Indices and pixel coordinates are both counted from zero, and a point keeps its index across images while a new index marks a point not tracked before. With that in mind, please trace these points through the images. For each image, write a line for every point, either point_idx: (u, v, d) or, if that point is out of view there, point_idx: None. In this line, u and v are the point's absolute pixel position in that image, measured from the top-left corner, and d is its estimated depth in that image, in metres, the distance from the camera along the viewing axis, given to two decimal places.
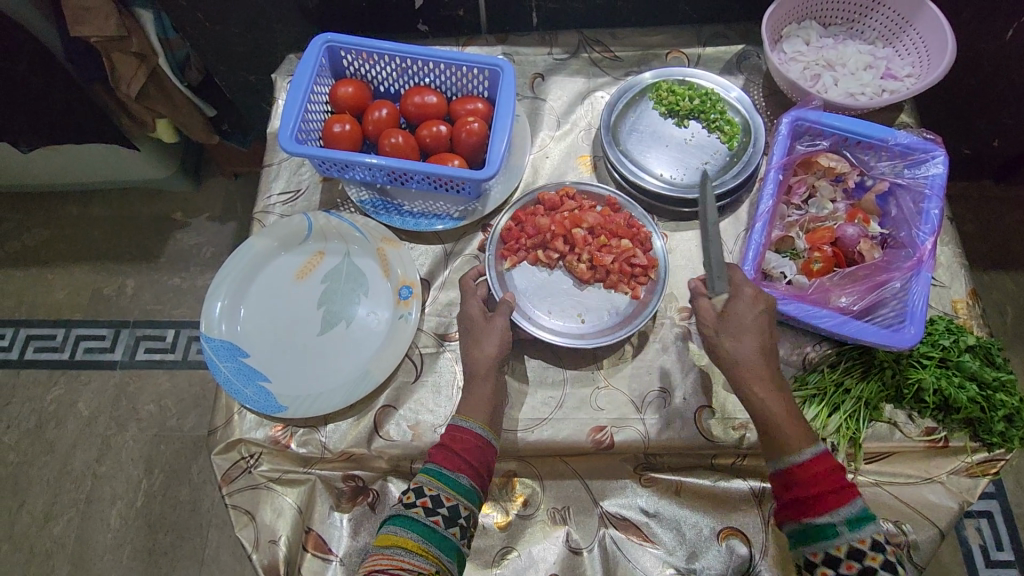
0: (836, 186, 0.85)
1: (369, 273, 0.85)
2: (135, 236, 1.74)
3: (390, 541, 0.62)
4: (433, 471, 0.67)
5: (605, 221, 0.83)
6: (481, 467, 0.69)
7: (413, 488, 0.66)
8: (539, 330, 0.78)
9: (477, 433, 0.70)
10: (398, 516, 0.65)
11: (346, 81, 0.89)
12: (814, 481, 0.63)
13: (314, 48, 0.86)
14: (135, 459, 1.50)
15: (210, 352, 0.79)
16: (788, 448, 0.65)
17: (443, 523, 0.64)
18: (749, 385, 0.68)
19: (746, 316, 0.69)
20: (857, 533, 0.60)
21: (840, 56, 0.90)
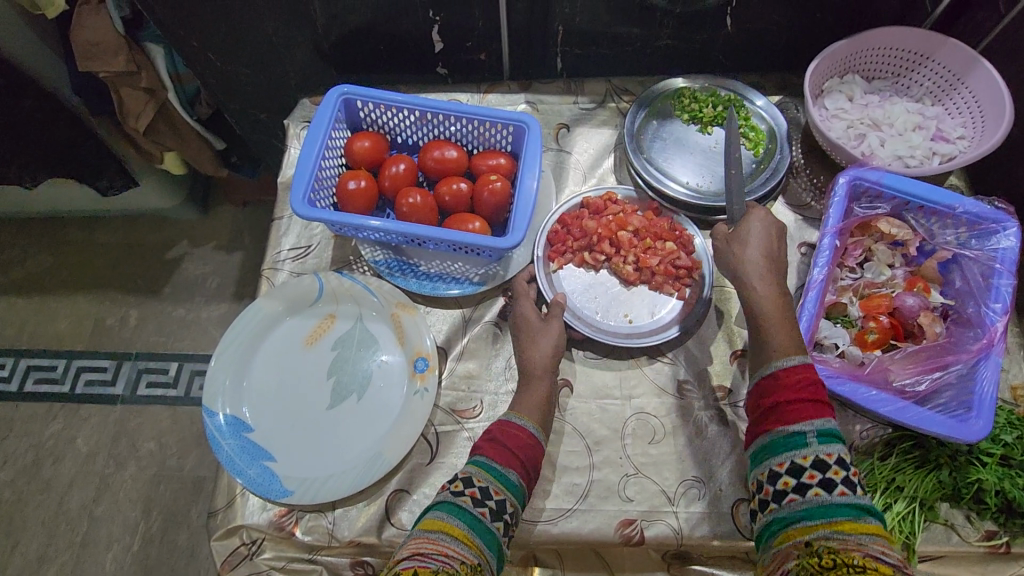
0: (894, 251, 0.77)
1: (383, 340, 0.80)
2: (141, 265, 1.70)
3: (435, 525, 0.56)
4: (482, 463, 0.63)
5: (649, 225, 0.82)
6: (528, 466, 0.65)
7: (460, 476, 0.61)
8: (590, 330, 0.78)
9: (528, 429, 0.67)
10: (442, 502, 0.59)
11: (362, 135, 0.85)
12: (793, 387, 0.61)
13: (330, 100, 0.82)
14: (133, 499, 1.45)
15: (212, 427, 0.74)
16: (774, 354, 0.64)
17: (489, 516, 0.59)
18: (750, 285, 0.69)
19: (757, 227, 0.72)
20: (826, 445, 0.57)
21: (887, 115, 0.85)
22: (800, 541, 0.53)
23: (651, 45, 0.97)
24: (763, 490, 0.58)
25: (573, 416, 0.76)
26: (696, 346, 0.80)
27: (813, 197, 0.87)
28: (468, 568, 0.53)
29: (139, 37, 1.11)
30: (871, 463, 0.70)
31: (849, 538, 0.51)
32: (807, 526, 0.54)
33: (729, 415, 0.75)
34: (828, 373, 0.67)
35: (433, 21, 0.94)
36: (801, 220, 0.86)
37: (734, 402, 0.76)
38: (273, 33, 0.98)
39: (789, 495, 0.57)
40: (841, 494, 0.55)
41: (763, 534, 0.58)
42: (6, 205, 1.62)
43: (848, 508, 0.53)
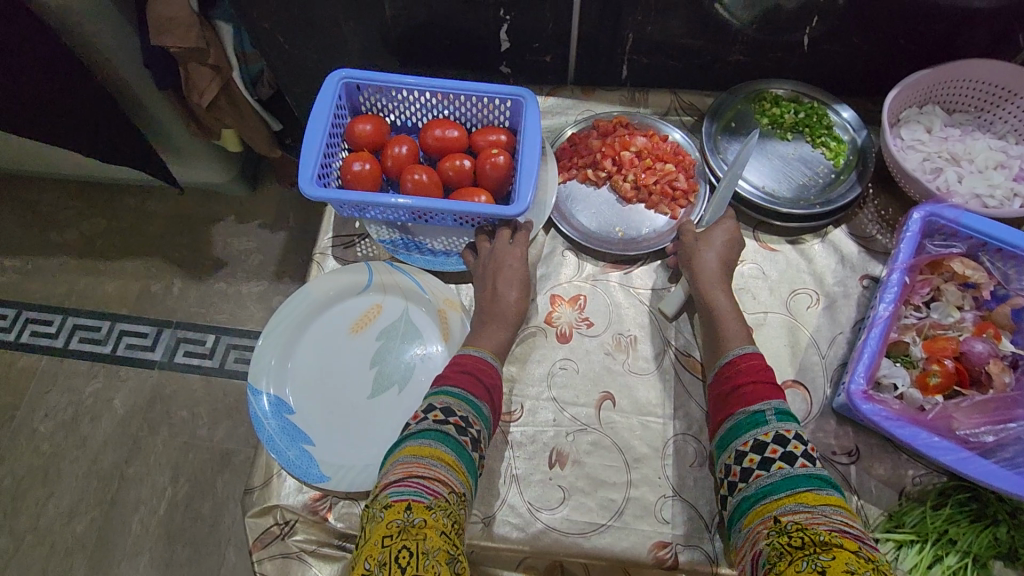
0: (965, 293, 0.74)
1: (427, 334, 0.80)
2: (188, 236, 1.74)
3: (422, 451, 0.58)
4: (459, 395, 0.66)
5: (652, 146, 0.88)
6: (490, 391, 0.69)
7: (440, 407, 0.63)
8: (580, 236, 0.85)
9: (488, 360, 0.71)
10: (428, 430, 0.61)
11: (363, 119, 0.85)
12: (751, 372, 0.67)
13: (330, 84, 0.82)
14: (163, 464, 1.49)
15: (254, 406, 0.75)
16: (732, 343, 0.71)
17: (470, 444, 0.62)
18: (707, 284, 0.76)
19: (721, 236, 0.78)
20: (782, 421, 0.62)
21: (967, 150, 0.81)
22: (768, 517, 0.56)
23: (721, 60, 0.94)
24: (732, 472, 0.61)
25: (614, 430, 0.75)
26: None
27: (879, 231, 0.84)
28: (456, 492, 0.57)
29: (211, 15, 1.13)
30: (923, 511, 0.67)
31: (814, 508, 0.54)
32: (773, 500, 0.57)
33: None
34: (888, 414, 0.64)
35: (502, 20, 0.94)
36: (864, 252, 0.83)
37: None
38: (343, 20, 0.98)
39: (755, 471, 0.60)
40: (800, 466, 0.58)
41: (735, 513, 0.60)
42: (67, 168, 1.67)
43: (807, 479, 0.57)
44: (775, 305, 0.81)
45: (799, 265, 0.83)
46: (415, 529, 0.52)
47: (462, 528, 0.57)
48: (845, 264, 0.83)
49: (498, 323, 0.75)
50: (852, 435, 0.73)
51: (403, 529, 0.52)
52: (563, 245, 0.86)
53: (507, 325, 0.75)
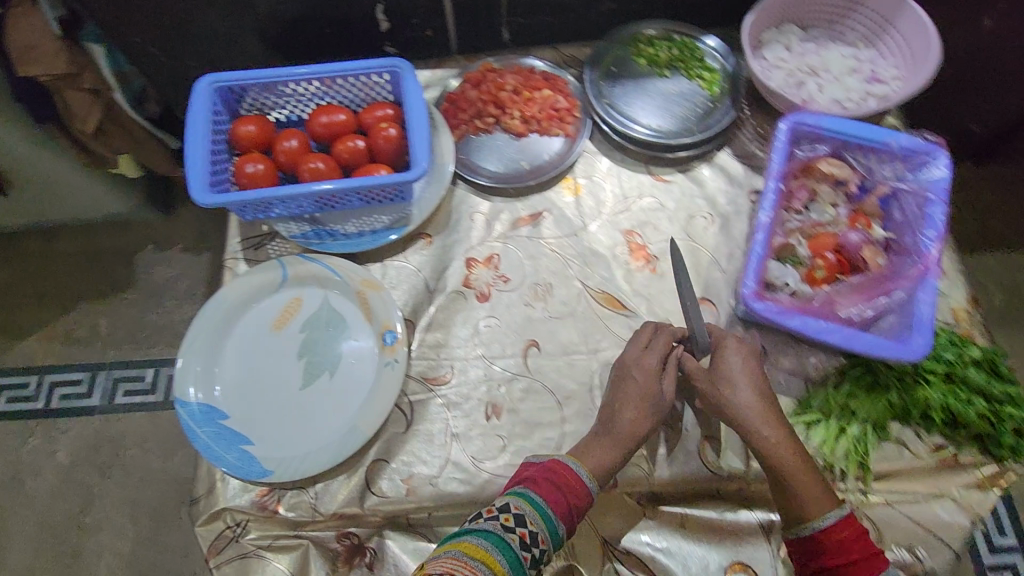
0: (838, 190, 0.80)
1: (350, 318, 0.81)
2: (106, 273, 1.67)
3: (476, 553, 0.55)
4: (535, 503, 0.61)
5: (524, 80, 0.93)
6: (574, 511, 0.64)
7: (514, 512, 0.60)
8: (491, 182, 0.88)
9: (587, 486, 0.65)
10: (491, 533, 0.58)
11: (245, 120, 0.85)
12: (838, 549, 0.63)
13: (201, 91, 0.81)
14: (121, 506, 1.45)
15: (186, 418, 0.74)
16: (811, 513, 0.64)
17: (529, 563, 0.58)
18: (750, 426, 0.68)
19: (738, 362, 0.71)
20: None
21: (824, 62, 0.88)
22: None
23: (595, 9, 0.97)
24: None
25: (541, 373, 0.78)
26: (657, 294, 0.82)
27: (759, 147, 0.90)
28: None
29: (77, 37, 1.08)
30: (825, 393, 0.74)
31: None
32: None
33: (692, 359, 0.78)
34: (779, 309, 0.70)
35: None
36: (749, 170, 0.89)
37: None
38: (213, 21, 0.96)
39: None
40: None
41: None
42: None
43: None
44: (675, 232, 0.86)
45: (692, 191, 0.88)
46: None
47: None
48: (734, 183, 0.88)
49: (608, 444, 0.69)
50: (758, 337, 0.79)
51: None
52: (470, 209, 0.88)
53: (617, 447, 0.69)
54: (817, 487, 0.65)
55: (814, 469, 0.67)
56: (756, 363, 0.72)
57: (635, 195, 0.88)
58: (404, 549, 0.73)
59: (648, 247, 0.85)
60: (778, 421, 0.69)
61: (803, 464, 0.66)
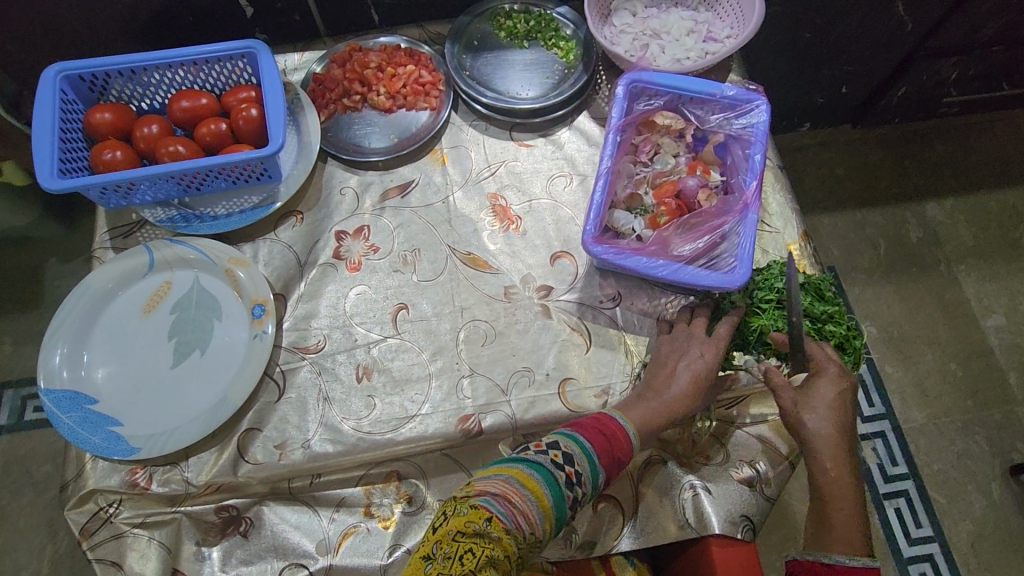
0: (678, 142, 0.86)
1: (221, 296, 0.82)
2: (8, 289, 1.60)
3: (524, 479, 0.60)
4: (586, 449, 0.64)
5: (388, 57, 0.95)
6: (614, 463, 0.66)
7: (564, 451, 0.63)
8: (361, 156, 0.91)
9: (631, 442, 0.68)
10: (543, 466, 0.61)
11: (101, 107, 0.85)
12: None
13: (49, 80, 0.81)
14: (35, 526, 1.41)
15: (51, 405, 0.75)
16: (834, 544, 0.64)
17: (569, 500, 0.61)
18: (819, 457, 0.67)
19: (829, 394, 0.68)
20: None
21: (664, 24, 0.93)
22: None
23: None
24: None
25: (410, 334, 0.82)
26: (522, 251, 0.87)
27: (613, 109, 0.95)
28: (536, 536, 0.58)
29: None
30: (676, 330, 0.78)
31: None
32: None
33: (552, 308, 0.83)
34: (616, 250, 0.75)
35: None
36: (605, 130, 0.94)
37: (555, 297, 0.84)
38: (70, 14, 0.95)
39: None
40: None
41: None
42: None
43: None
44: (537, 193, 0.90)
45: (552, 153, 0.93)
46: (488, 540, 0.55)
47: (522, 562, 0.59)
48: (593, 144, 0.93)
49: (667, 412, 0.71)
50: (613, 283, 0.84)
51: (477, 534, 0.55)
52: (339, 184, 0.91)
53: (666, 419, 0.71)
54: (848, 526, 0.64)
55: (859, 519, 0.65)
56: (850, 403, 0.69)
57: (500, 159, 0.93)
58: (283, 518, 0.76)
59: (512, 208, 0.89)
60: (843, 463, 0.66)
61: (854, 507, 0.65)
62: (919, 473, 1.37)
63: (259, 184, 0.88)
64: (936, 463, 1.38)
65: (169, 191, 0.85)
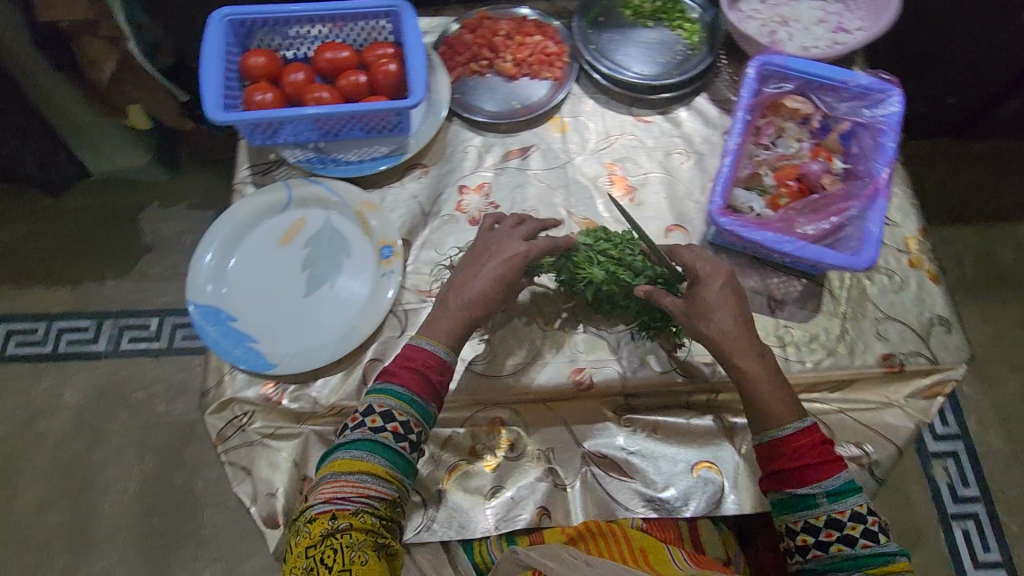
0: (802, 127, 0.87)
1: (351, 235, 0.88)
2: (114, 229, 1.69)
3: (350, 465, 0.65)
4: (401, 395, 0.69)
5: (517, 26, 0.99)
6: (438, 389, 0.72)
7: (380, 412, 0.68)
8: (485, 118, 0.95)
9: (443, 359, 0.72)
10: (361, 441, 0.67)
11: (256, 52, 0.91)
12: (798, 455, 0.69)
13: (215, 23, 0.87)
14: (126, 446, 1.51)
15: (197, 317, 0.81)
16: (772, 424, 0.70)
17: (410, 448, 0.69)
18: (732, 355, 0.72)
19: (722, 297, 0.72)
20: (837, 505, 0.67)
21: (795, 12, 0.94)
22: None
23: None
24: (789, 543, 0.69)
25: None
26: (634, 221, 0.89)
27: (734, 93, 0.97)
28: (389, 499, 0.66)
29: None
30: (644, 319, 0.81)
31: None
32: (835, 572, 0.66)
33: None
34: (741, 223, 0.77)
35: None
36: (724, 113, 0.96)
37: None
38: None
39: (812, 550, 0.68)
40: (863, 547, 0.66)
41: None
42: None
43: (877, 556, 0.65)
44: (653, 167, 0.93)
45: (670, 130, 0.95)
46: (343, 532, 0.62)
47: (397, 524, 0.68)
48: (709, 125, 0.95)
49: (467, 312, 0.74)
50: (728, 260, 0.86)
51: (329, 534, 0.61)
52: (465, 142, 0.95)
53: (474, 312, 0.74)
54: (775, 404, 0.70)
55: (784, 390, 0.72)
56: (733, 290, 0.73)
57: (617, 132, 0.95)
58: None
59: (628, 179, 0.92)
60: (754, 348, 0.72)
61: (771, 374, 0.72)
62: (992, 498, 1.34)
63: (390, 135, 0.93)
64: (1010, 487, 1.35)
65: (310, 134, 0.90)
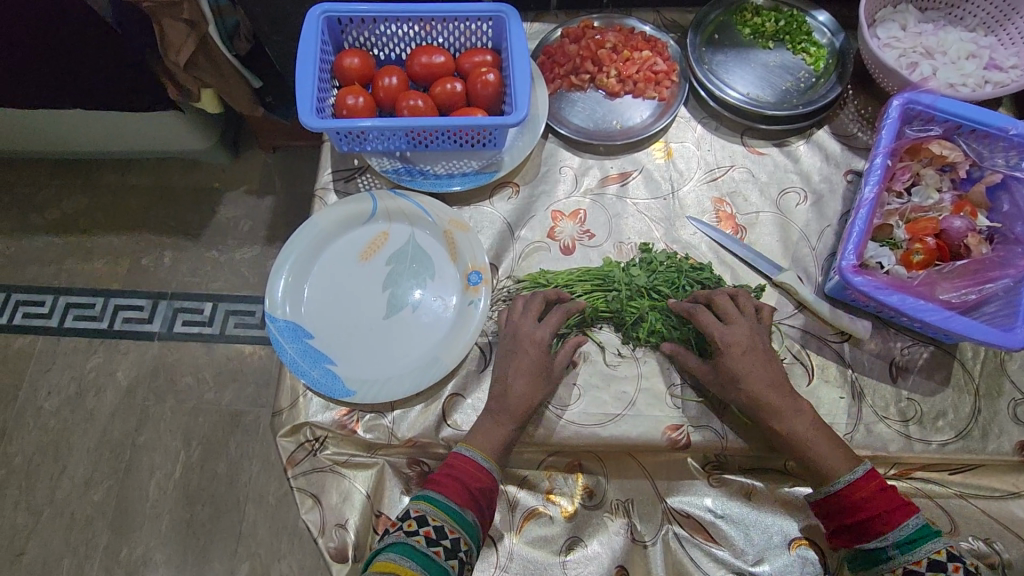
0: (943, 176, 0.78)
1: (436, 256, 0.82)
2: (171, 206, 1.63)
3: (386, 566, 0.59)
4: (436, 500, 0.65)
5: (626, 39, 0.91)
6: (480, 499, 0.67)
7: (415, 516, 0.64)
8: (583, 137, 0.88)
9: (485, 468, 0.68)
10: (399, 543, 0.62)
11: (350, 52, 0.86)
12: (858, 506, 0.64)
13: (312, 20, 0.82)
14: (173, 431, 1.42)
15: (275, 332, 0.77)
16: (833, 472, 0.65)
17: (443, 555, 0.62)
18: (774, 417, 0.68)
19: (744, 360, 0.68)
20: (912, 554, 0.61)
21: (941, 43, 0.84)
22: None
23: None
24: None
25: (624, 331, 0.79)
26: (742, 267, 0.82)
27: (860, 128, 0.88)
28: None
29: None
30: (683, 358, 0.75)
31: None
32: None
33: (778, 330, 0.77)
34: (876, 284, 0.69)
35: None
36: (847, 150, 0.87)
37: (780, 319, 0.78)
38: None
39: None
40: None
41: None
42: (30, 144, 1.55)
43: None
44: (765, 205, 0.85)
45: (786, 166, 0.87)
46: None
47: None
48: (830, 162, 0.87)
49: (503, 419, 0.70)
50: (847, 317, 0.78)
51: None
52: (560, 162, 0.89)
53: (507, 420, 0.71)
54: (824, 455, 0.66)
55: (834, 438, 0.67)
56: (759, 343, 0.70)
57: (726, 164, 0.88)
58: None
59: (737, 217, 0.85)
60: (790, 403, 0.68)
61: (813, 428, 0.67)
62: None
63: (482, 150, 0.87)
64: None
65: (399, 143, 0.85)
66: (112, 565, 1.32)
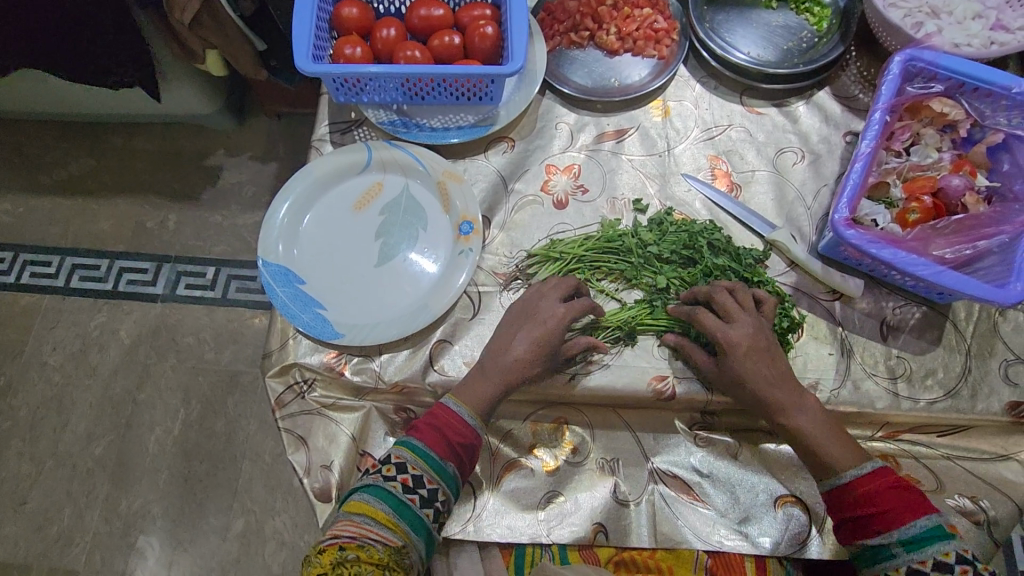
0: (943, 135, 0.77)
1: (428, 206, 0.82)
2: (176, 170, 1.64)
3: (358, 507, 0.62)
4: (419, 450, 0.66)
5: None
6: (462, 454, 0.67)
7: (394, 461, 0.65)
8: (580, 93, 0.88)
9: (470, 424, 0.68)
10: (373, 486, 0.64)
11: (348, 2, 0.86)
12: (867, 500, 0.61)
13: None
14: (173, 389, 1.44)
15: (267, 276, 0.78)
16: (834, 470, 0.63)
17: (419, 503, 0.64)
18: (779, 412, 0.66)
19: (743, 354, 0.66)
20: (916, 553, 0.58)
21: (947, 4, 0.83)
22: None
23: None
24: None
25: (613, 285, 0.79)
26: (734, 225, 0.81)
27: (862, 90, 0.87)
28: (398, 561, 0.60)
29: None
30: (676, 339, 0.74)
31: None
32: None
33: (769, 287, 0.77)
34: (869, 238, 0.68)
35: None
36: (848, 111, 0.86)
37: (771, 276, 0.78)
38: None
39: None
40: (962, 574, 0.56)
41: None
42: (38, 105, 1.56)
43: None
44: (762, 164, 0.84)
45: (784, 126, 0.86)
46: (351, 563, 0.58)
47: None
48: (829, 122, 0.86)
49: (493, 375, 0.69)
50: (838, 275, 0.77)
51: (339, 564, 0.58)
52: (557, 118, 0.89)
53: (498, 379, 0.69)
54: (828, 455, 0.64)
55: (840, 437, 0.65)
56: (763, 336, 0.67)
57: (724, 124, 0.87)
58: None
59: (732, 175, 0.84)
60: (797, 400, 0.66)
61: (824, 423, 0.65)
62: None
63: (479, 104, 0.87)
64: None
65: (396, 94, 0.85)
66: (111, 516, 1.35)
